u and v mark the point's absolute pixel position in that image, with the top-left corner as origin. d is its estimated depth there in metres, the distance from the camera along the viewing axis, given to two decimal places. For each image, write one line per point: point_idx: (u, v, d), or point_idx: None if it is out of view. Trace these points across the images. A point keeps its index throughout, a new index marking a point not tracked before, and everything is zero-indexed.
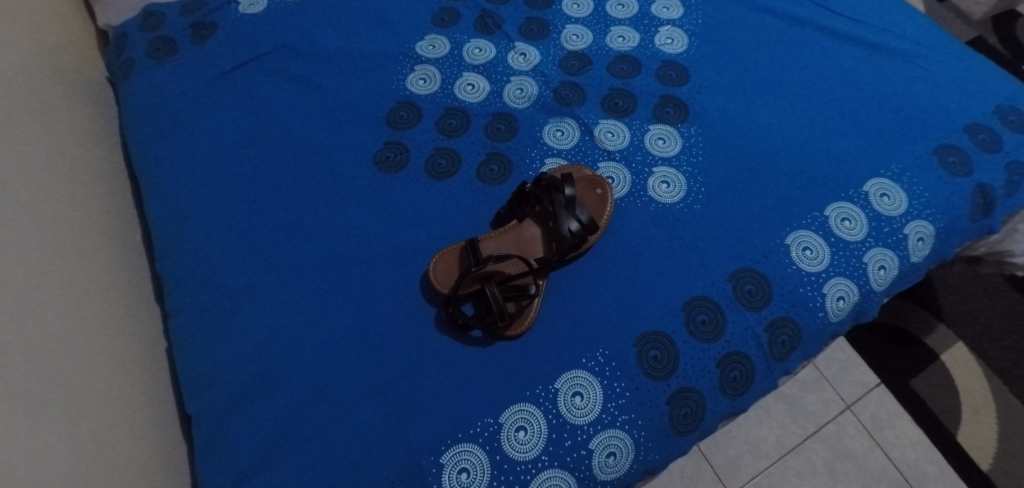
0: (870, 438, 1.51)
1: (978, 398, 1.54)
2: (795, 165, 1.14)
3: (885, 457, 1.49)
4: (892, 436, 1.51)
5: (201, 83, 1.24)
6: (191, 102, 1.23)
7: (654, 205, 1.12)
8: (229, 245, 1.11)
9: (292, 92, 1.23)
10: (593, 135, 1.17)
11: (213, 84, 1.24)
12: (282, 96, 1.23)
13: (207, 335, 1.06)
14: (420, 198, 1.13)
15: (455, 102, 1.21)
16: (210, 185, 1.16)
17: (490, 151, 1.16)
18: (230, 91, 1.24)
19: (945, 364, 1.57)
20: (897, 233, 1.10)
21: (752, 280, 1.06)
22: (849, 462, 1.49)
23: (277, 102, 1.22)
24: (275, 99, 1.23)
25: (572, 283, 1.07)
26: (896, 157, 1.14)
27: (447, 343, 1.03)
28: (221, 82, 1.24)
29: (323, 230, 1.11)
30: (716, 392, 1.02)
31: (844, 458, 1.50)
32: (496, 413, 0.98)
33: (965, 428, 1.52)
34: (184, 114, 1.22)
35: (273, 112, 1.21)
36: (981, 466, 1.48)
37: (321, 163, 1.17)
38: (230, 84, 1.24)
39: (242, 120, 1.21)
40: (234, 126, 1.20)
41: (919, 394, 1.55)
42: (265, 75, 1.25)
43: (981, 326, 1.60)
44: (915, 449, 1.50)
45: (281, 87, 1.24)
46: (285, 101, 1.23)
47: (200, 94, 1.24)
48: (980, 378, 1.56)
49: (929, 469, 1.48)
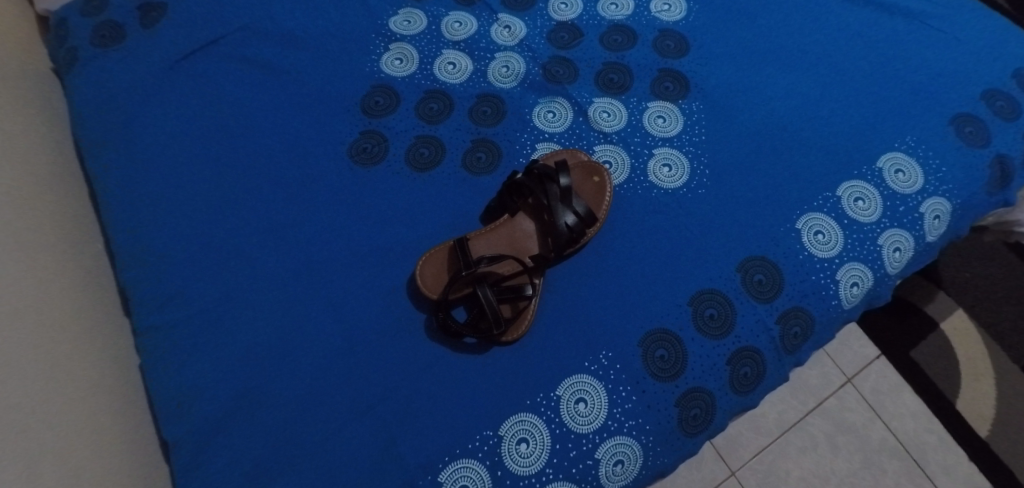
0: (871, 410, 1.48)
1: (978, 365, 1.52)
2: (804, 143, 1.06)
3: (887, 428, 1.47)
4: (893, 407, 1.49)
5: (155, 72, 1.13)
6: (144, 94, 1.11)
7: (655, 190, 1.04)
8: (198, 253, 1.02)
9: (256, 78, 1.12)
10: (588, 116, 1.08)
11: (168, 72, 1.13)
12: (245, 83, 1.12)
13: (180, 354, 0.98)
14: (401, 193, 1.04)
15: (435, 84, 1.11)
16: (173, 187, 1.06)
17: (476, 137, 1.07)
18: (187, 80, 1.12)
19: (947, 331, 1.54)
20: (913, 211, 1.03)
21: (762, 269, 0.99)
22: (850, 435, 1.47)
23: (240, 92, 1.12)
24: (236, 88, 1.12)
25: (570, 280, 1.00)
26: (911, 129, 1.06)
27: (439, 352, 0.96)
28: (176, 70, 1.13)
29: (300, 233, 1.02)
30: (726, 390, 0.97)
31: (846, 431, 1.47)
32: (495, 425, 0.92)
33: (965, 395, 1.49)
34: (138, 108, 1.11)
35: (236, 103, 1.11)
36: (984, 434, 1.46)
37: (293, 157, 1.07)
38: (187, 72, 1.13)
39: (202, 112, 1.10)
40: (194, 120, 1.10)
41: (922, 363, 1.52)
42: (224, 61, 1.13)
43: (981, 292, 1.56)
44: (916, 419, 1.48)
45: (244, 73, 1.13)
46: (250, 89, 1.12)
47: (153, 84, 1.12)
48: (982, 344, 1.53)
49: (930, 439, 1.46)
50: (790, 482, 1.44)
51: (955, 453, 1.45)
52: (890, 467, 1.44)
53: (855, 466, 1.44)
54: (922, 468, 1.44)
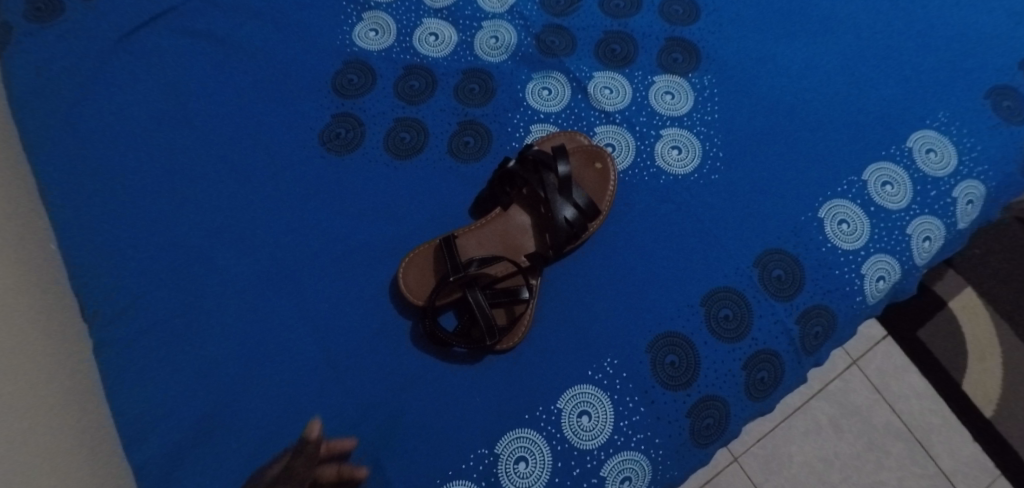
0: (876, 392, 1.31)
1: (986, 343, 1.33)
2: (826, 121, 0.96)
3: (892, 411, 1.30)
4: (899, 389, 1.31)
5: (100, 49, 0.99)
6: (89, 74, 0.98)
7: (663, 177, 0.94)
8: (157, 256, 0.91)
9: (213, 54, 0.99)
10: (588, 93, 0.97)
11: (116, 48, 1.00)
12: (202, 61, 0.99)
13: (138, 369, 0.87)
14: (382, 185, 0.93)
15: (416, 58, 0.99)
16: (129, 182, 0.94)
17: (463, 119, 0.96)
18: (137, 57, 0.99)
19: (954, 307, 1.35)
20: (945, 196, 0.93)
21: (781, 263, 0.90)
22: (855, 419, 1.30)
23: (197, 72, 0.99)
24: (193, 69, 0.99)
25: (571, 280, 0.90)
26: (944, 103, 0.96)
27: (428, 363, 0.87)
28: (122, 45, 1.00)
29: (270, 232, 0.92)
30: (741, 397, 0.88)
31: (851, 414, 1.30)
32: (490, 442, 0.84)
33: (971, 375, 1.31)
34: (84, 93, 0.97)
35: (194, 85, 0.98)
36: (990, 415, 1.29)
37: (258, 146, 0.96)
38: (135, 48, 1.00)
39: (157, 97, 0.98)
40: (148, 104, 0.97)
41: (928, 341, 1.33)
42: (179, 38, 1.00)
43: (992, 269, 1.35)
44: (920, 400, 1.31)
45: (200, 49, 1.00)
46: (208, 69, 0.99)
47: (101, 66, 0.99)
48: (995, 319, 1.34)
49: (936, 420, 1.29)
50: (796, 467, 1.28)
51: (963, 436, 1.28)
52: (894, 449, 1.28)
53: (859, 449, 1.28)
54: (927, 451, 1.28)
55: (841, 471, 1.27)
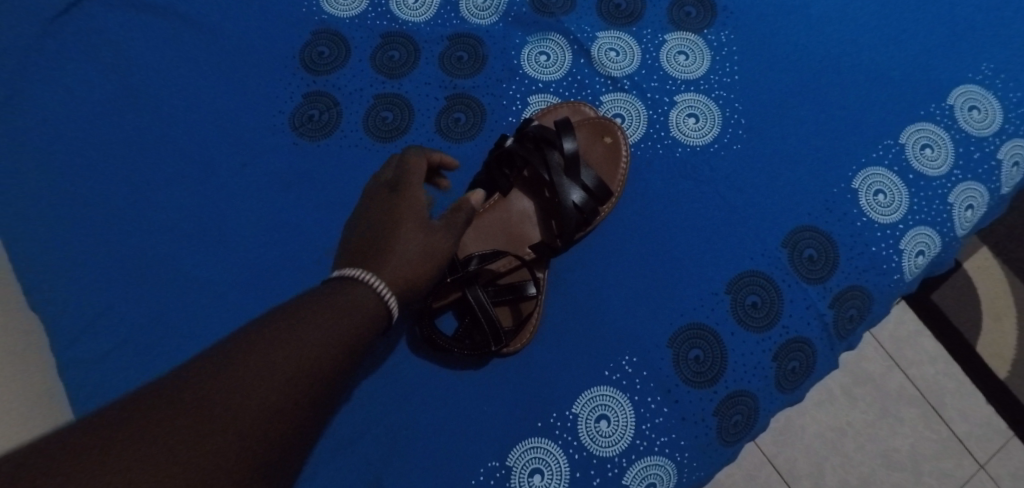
0: (889, 356, 1.04)
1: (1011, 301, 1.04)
2: (858, 77, 0.86)
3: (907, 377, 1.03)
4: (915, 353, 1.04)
5: (33, 28, 0.86)
6: (24, 57, 0.86)
7: (679, 149, 0.84)
8: (118, 265, 0.81)
9: (162, 28, 0.87)
10: (591, 57, 0.86)
11: (53, 25, 0.87)
12: (150, 37, 0.87)
13: (103, 395, 0.77)
14: (365, 172, 0.83)
15: (393, 24, 0.87)
16: (82, 181, 0.83)
17: (451, 92, 0.85)
18: (77, 35, 0.87)
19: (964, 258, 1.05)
20: (988, 159, 0.84)
21: (812, 242, 0.82)
22: (866, 388, 1.03)
23: (146, 51, 0.87)
24: (142, 46, 0.87)
25: (581, 271, 0.82)
26: (989, 53, 0.86)
27: (429, 370, 0.79)
28: (61, 22, 0.87)
29: (241, 231, 0.82)
30: (770, 389, 0.79)
31: (862, 381, 1.03)
32: (502, 454, 0.77)
33: (988, 335, 1.04)
34: (21, 81, 0.85)
35: (144, 67, 0.86)
36: (1005, 377, 1.02)
37: (222, 134, 0.85)
38: (77, 26, 0.87)
39: (104, 82, 0.86)
40: (94, 90, 0.86)
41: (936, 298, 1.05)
42: (123, 11, 0.87)
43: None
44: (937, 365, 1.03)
45: (147, 23, 0.87)
46: (158, 46, 0.87)
47: (35, 47, 0.86)
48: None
49: (950, 384, 1.03)
50: (803, 444, 1.02)
51: (976, 397, 1.02)
52: (908, 416, 1.02)
53: (870, 419, 1.02)
54: (941, 415, 1.02)
55: (855, 444, 1.01)
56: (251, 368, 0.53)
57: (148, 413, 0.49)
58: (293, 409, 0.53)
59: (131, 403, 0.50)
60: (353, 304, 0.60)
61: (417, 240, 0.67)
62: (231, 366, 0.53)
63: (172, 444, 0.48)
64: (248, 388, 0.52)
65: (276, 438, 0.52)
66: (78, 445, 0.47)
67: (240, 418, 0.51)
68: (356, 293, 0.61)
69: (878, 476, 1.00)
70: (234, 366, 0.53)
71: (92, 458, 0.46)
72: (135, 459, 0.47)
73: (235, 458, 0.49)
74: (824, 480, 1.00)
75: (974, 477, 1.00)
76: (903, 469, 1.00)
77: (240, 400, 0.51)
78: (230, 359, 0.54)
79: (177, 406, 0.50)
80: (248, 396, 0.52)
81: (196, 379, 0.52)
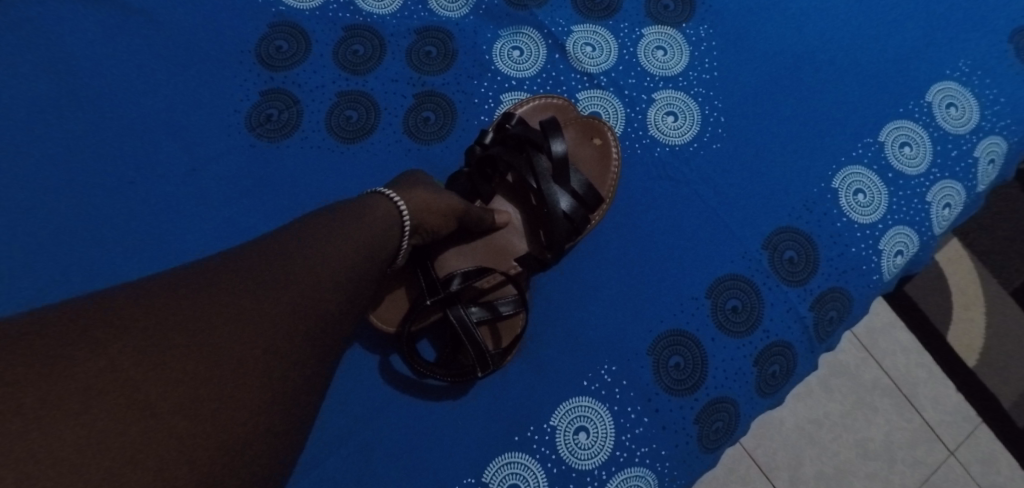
0: (863, 347, 0.99)
1: (978, 290, 1.00)
2: (838, 72, 0.84)
3: (881, 370, 0.98)
4: (887, 346, 0.99)
5: None
6: None
7: (658, 149, 0.82)
8: (69, 273, 0.77)
9: (113, 25, 0.83)
10: (566, 52, 0.83)
11: None
12: (99, 35, 0.82)
13: None
14: (331, 175, 0.79)
15: (357, 16, 0.83)
16: (28, 188, 0.79)
17: (420, 90, 0.81)
18: (18, 27, 0.82)
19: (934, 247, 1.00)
20: (966, 157, 0.82)
21: (793, 244, 0.80)
22: (841, 382, 0.98)
23: (94, 49, 0.82)
24: (90, 45, 0.82)
25: (558, 277, 0.79)
26: (966, 49, 0.84)
27: (401, 384, 0.76)
28: None
29: (198, 237, 0.78)
30: (751, 395, 0.77)
31: (837, 376, 0.98)
32: (478, 470, 0.74)
33: (958, 323, 0.99)
34: None
35: (92, 67, 0.82)
36: (975, 367, 0.98)
37: (176, 136, 0.81)
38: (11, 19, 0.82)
39: (48, 84, 0.81)
40: (38, 93, 0.81)
41: (910, 291, 1.00)
42: (70, 8, 0.83)
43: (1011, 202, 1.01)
44: (908, 356, 0.98)
45: (96, 21, 0.83)
46: (107, 45, 0.82)
47: None
48: (1002, 258, 1.00)
49: (922, 375, 0.98)
50: (781, 439, 0.96)
51: (947, 386, 0.98)
52: (881, 407, 0.97)
53: (845, 412, 0.97)
54: (914, 405, 0.97)
55: (831, 437, 0.96)
56: (272, 287, 0.51)
57: (142, 323, 0.46)
58: (295, 345, 0.51)
59: (124, 302, 0.47)
60: (377, 215, 0.61)
61: (430, 186, 0.68)
62: (244, 285, 0.50)
63: (176, 359, 0.46)
64: (254, 318, 0.49)
65: (321, 326, 0.53)
66: (60, 338, 0.44)
67: (242, 344, 0.48)
68: (375, 211, 0.61)
69: (853, 470, 0.95)
70: (238, 286, 0.50)
71: (73, 357, 0.43)
72: (197, 315, 0.48)
73: (227, 391, 0.47)
74: (802, 475, 0.95)
75: (945, 465, 0.96)
76: (878, 459, 0.95)
77: (243, 325, 0.49)
78: (256, 271, 0.51)
79: (195, 312, 0.48)
80: (250, 328, 0.49)
81: (207, 292, 0.49)
